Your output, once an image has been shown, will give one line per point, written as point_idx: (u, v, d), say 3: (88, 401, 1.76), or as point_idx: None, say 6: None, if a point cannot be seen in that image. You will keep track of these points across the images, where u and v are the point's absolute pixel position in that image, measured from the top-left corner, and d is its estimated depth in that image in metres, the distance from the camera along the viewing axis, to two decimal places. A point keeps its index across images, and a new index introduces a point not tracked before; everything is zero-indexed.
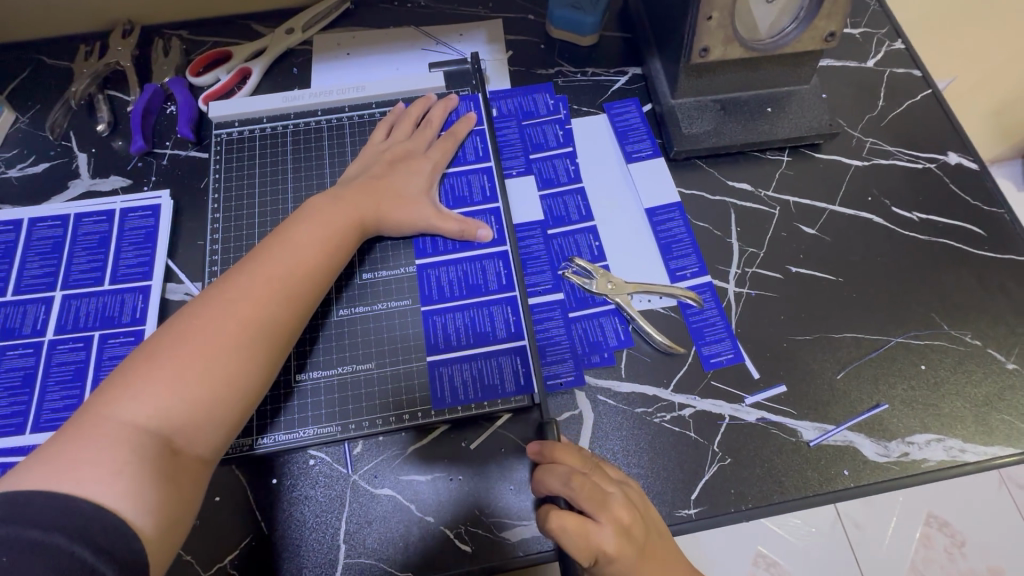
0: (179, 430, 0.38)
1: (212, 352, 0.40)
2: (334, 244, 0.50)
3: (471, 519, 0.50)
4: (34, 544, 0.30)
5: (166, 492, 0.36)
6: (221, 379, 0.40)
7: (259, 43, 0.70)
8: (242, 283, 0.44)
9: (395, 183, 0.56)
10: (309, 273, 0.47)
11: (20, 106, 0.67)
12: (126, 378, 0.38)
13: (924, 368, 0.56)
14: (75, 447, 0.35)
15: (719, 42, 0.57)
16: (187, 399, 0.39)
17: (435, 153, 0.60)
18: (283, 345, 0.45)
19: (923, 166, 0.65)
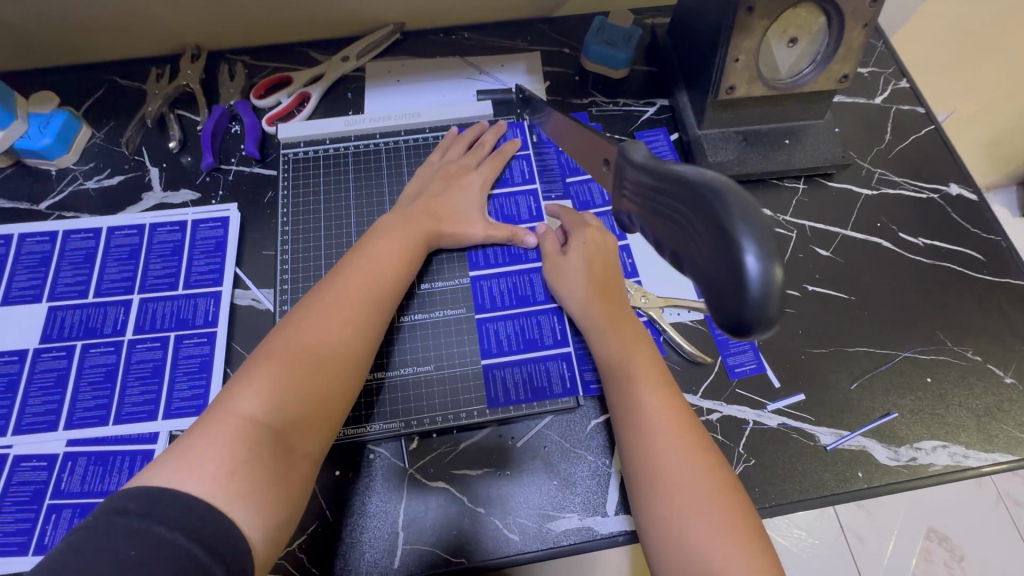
0: (290, 429, 0.43)
1: (318, 359, 0.46)
2: (405, 262, 0.56)
3: (518, 510, 0.54)
4: (162, 538, 0.34)
5: (273, 492, 0.40)
6: (323, 380, 0.46)
7: (317, 69, 0.75)
8: (333, 297, 0.50)
9: (452, 202, 0.63)
10: (387, 288, 0.54)
11: (96, 123, 0.72)
12: (242, 384, 0.44)
13: (930, 381, 0.61)
14: (202, 444, 0.40)
15: (743, 81, 0.63)
16: (297, 398, 0.44)
17: (486, 169, 0.66)
18: (370, 350, 0.51)
19: (927, 196, 0.71)
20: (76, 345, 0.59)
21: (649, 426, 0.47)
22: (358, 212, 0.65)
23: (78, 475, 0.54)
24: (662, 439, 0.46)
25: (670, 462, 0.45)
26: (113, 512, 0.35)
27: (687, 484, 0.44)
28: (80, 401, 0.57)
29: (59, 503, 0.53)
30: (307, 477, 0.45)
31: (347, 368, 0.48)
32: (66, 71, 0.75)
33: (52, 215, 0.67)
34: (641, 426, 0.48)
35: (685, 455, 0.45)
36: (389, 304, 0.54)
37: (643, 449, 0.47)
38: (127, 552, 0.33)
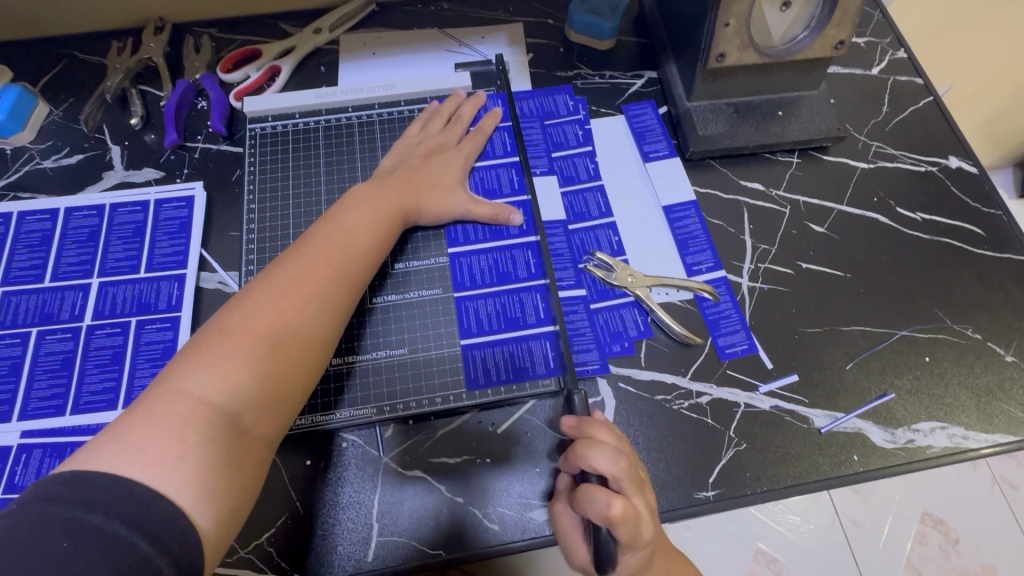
0: (245, 407, 0.41)
1: (280, 330, 0.44)
2: (376, 235, 0.53)
3: (498, 500, 0.52)
4: (99, 530, 0.31)
5: (227, 478, 0.38)
6: (284, 355, 0.43)
7: (288, 42, 0.72)
8: (297, 269, 0.47)
9: (429, 175, 0.59)
10: (354, 258, 0.51)
11: (54, 100, 0.68)
12: (196, 356, 0.41)
13: (928, 360, 0.58)
14: (146, 426, 0.37)
15: (734, 48, 0.60)
16: (256, 376, 0.41)
17: (466, 146, 0.63)
18: (336, 323, 0.48)
19: (925, 169, 0.68)
20: (31, 332, 0.56)
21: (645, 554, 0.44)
22: (329, 189, 0.62)
23: (32, 468, 0.51)
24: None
25: None
26: (42, 498, 0.32)
27: None
28: (36, 390, 0.54)
29: (12, 497, 0.50)
30: (263, 460, 0.42)
31: (314, 341, 0.46)
32: (22, 46, 0.71)
33: (6, 196, 0.63)
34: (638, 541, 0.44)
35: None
36: (359, 274, 0.51)
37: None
38: (58, 544, 0.30)
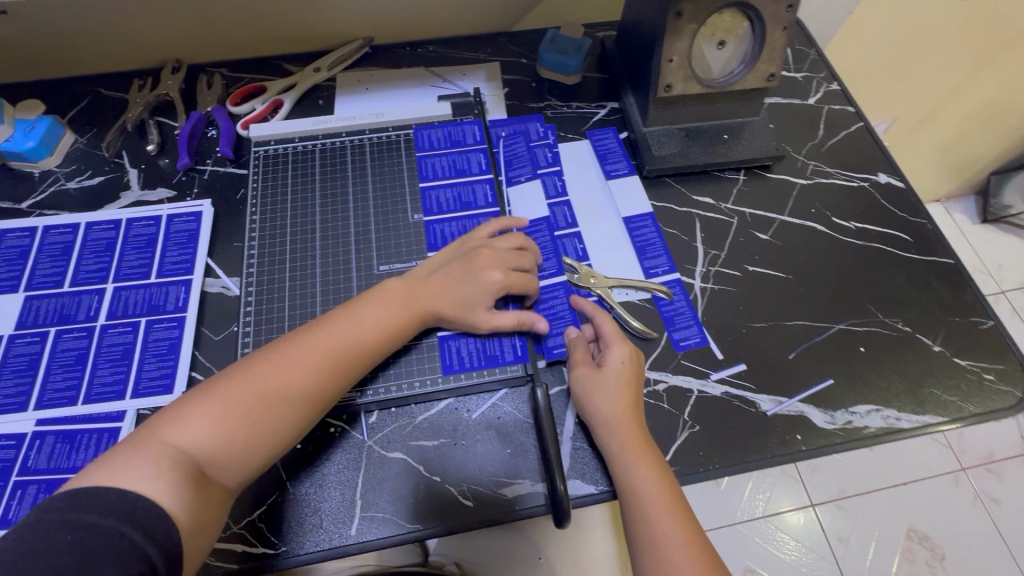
0: (210, 459, 0.46)
1: (261, 403, 0.49)
2: (382, 334, 0.56)
3: (472, 478, 0.56)
4: (94, 525, 0.39)
5: (187, 507, 0.44)
6: (252, 429, 0.48)
7: (291, 79, 0.81)
8: (297, 352, 0.52)
9: (458, 289, 0.60)
10: (350, 353, 0.53)
11: (79, 129, 0.77)
12: (196, 405, 0.48)
13: (863, 350, 0.65)
14: (139, 449, 0.45)
15: (679, 80, 0.70)
16: (228, 434, 0.47)
17: (514, 272, 0.61)
18: (315, 411, 0.51)
19: (857, 184, 0.76)
20: (50, 331, 0.62)
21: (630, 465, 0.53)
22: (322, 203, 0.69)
23: (45, 452, 0.56)
24: (622, 436, 0.54)
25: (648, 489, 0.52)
26: (48, 508, 0.40)
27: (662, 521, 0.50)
28: (51, 382, 0.59)
29: (25, 478, 0.54)
30: (221, 505, 0.47)
31: (288, 420, 0.50)
32: (53, 83, 0.80)
33: (32, 213, 0.70)
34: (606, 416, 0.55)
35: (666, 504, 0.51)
36: (352, 369, 0.54)
37: (640, 487, 0.52)
38: (63, 536, 0.38)
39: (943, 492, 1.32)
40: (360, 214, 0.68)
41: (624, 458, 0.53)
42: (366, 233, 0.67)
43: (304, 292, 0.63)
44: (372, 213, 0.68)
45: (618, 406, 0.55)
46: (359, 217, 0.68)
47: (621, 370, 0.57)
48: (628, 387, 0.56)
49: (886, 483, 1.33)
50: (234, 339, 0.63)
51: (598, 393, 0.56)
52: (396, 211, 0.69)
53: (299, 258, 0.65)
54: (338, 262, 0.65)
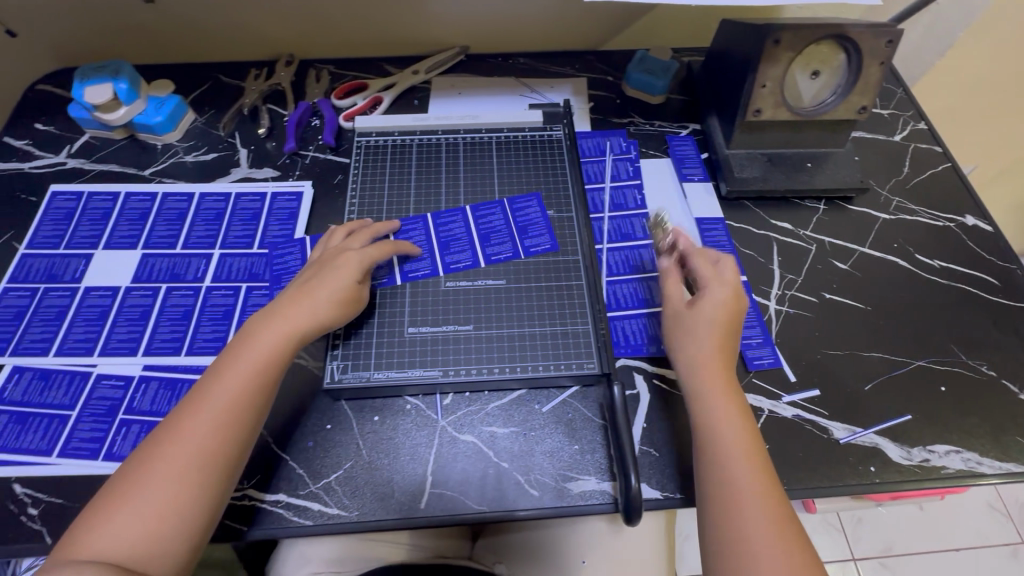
0: (131, 554, 0.44)
1: (169, 477, 0.46)
2: (257, 377, 0.52)
3: (540, 469, 0.58)
4: None
5: None
6: (168, 504, 0.46)
7: (390, 79, 0.87)
8: (188, 418, 0.49)
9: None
10: (212, 403, 0.50)
11: (200, 110, 0.84)
12: (107, 504, 0.45)
13: (944, 389, 0.63)
14: (56, 562, 0.42)
15: (770, 105, 0.71)
16: (150, 514, 0.45)
17: (370, 248, 0.62)
18: (223, 466, 0.48)
19: (943, 224, 0.75)
20: (161, 287, 0.67)
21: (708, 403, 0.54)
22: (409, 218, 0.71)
23: (149, 396, 0.60)
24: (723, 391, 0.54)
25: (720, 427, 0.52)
26: None
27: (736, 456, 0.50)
28: (159, 333, 0.64)
29: (130, 417, 0.59)
30: None
31: (202, 485, 0.47)
32: (181, 67, 0.88)
33: (153, 179, 0.77)
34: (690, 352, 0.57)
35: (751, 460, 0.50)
36: (241, 422, 0.50)
37: (713, 424, 0.52)
38: None
39: (1001, 565, 1.24)
40: (451, 207, 0.72)
41: (710, 397, 0.54)
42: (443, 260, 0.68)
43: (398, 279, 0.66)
44: (450, 240, 0.70)
45: (713, 361, 0.56)
46: (439, 242, 0.70)
47: (724, 304, 0.59)
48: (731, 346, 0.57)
49: (936, 547, 1.26)
50: None
51: (686, 333, 0.58)
52: (471, 242, 0.70)
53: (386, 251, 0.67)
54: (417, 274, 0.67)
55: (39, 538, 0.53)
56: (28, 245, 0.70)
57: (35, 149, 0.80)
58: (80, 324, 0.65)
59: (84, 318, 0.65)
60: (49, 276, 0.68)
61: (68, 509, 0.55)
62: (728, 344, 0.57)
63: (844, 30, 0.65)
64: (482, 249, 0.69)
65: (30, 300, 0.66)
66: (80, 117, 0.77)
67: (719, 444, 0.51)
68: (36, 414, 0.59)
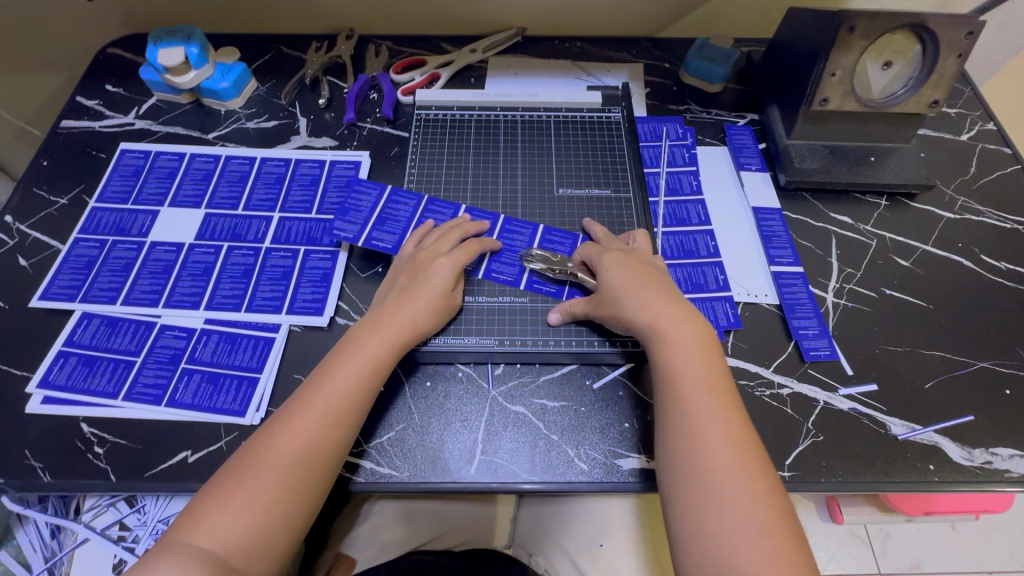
0: (234, 552, 0.45)
1: (276, 480, 0.48)
2: (363, 388, 0.53)
3: (590, 443, 0.58)
4: None
5: None
6: (271, 506, 0.47)
7: (448, 57, 0.87)
8: (298, 423, 0.51)
9: (610, 284, 0.58)
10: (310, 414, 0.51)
11: (261, 78, 0.86)
12: (218, 496, 0.47)
13: (1009, 393, 0.61)
14: (167, 552, 0.44)
15: (838, 95, 0.70)
16: (255, 517, 0.47)
17: (458, 254, 0.62)
18: (320, 475, 0.50)
19: (1011, 226, 0.73)
20: (223, 246, 0.69)
21: (691, 396, 0.50)
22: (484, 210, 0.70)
23: (211, 349, 0.62)
24: (702, 395, 0.50)
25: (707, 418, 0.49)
26: None
27: (723, 453, 0.47)
28: (220, 289, 0.66)
29: (192, 368, 0.61)
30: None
31: (303, 490, 0.49)
32: (245, 36, 0.90)
33: (216, 143, 0.79)
34: (669, 332, 0.54)
35: (740, 463, 0.47)
36: (338, 435, 0.51)
37: (697, 415, 0.49)
38: None
39: None
40: (508, 182, 0.73)
41: (697, 390, 0.51)
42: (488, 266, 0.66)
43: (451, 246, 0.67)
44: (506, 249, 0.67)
45: (683, 336, 0.54)
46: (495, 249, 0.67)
47: (633, 269, 0.59)
48: (706, 348, 0.54)
49: (969, 567, 1.22)
50: (378, 279, 0.68)
51: (640, 304, 0.56)
52: (526, 259, 0.67)
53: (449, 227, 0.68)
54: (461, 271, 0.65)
55: (104, 475, 0.55)
56: (98, 199, 0.73)
57: (105, 109, 0.82)
58: (145, 277, 0.67)
59: (149, 271, 0.67)
60: (117, 229, 0.70)
61: (132, 449, 0.57)
62: (687, 325, 0.55)
63: (922, 19, 0.63)
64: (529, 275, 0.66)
65: (98, 251, 0.68)
66: (150, 80, 0.80)
67: (691, 435, 0.48)
68: (103, 358, 0.61)
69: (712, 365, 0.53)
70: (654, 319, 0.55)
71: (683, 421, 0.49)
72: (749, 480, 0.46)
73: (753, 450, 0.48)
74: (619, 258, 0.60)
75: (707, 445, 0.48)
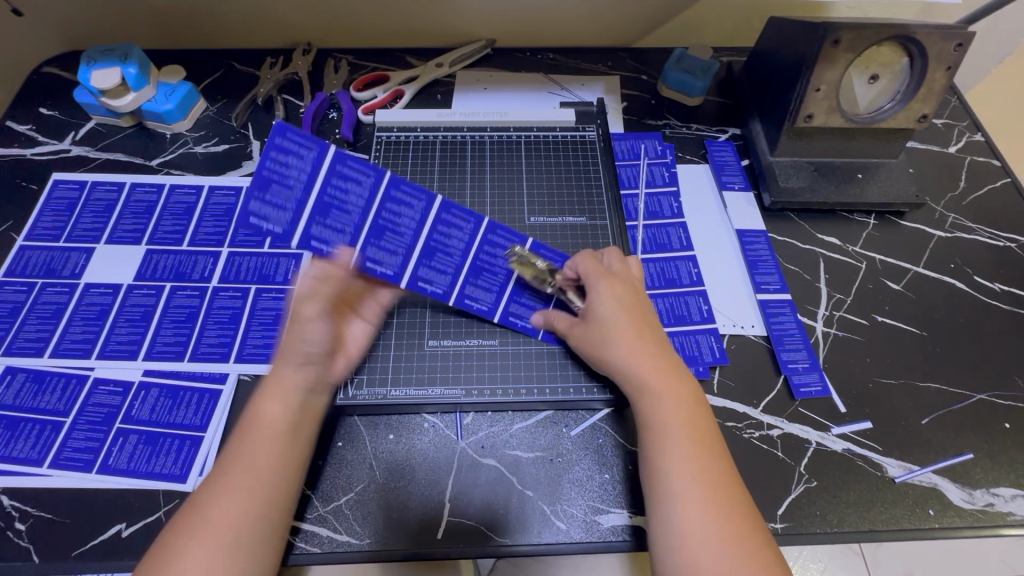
0: None
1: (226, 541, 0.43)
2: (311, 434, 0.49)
3: (567, 499, 0.53)
4: None
5: None
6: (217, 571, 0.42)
7: (413, 71, 0.82)
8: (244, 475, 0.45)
9: (602, 317, 0.54)
10: (264, 476, 0.45)
11: (211, 98, 0.80)
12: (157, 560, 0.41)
13: (1008, 427, 0.58)
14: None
15: (823, 111, 0.66)
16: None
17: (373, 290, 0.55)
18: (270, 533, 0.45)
19: (1003, 244, 0.70)
20: (165, 286, 0.63)
21: (673, 455, 0.46)
22: (463, 212, 0.59)
23: (149, 405, 0.56)
24: (687, 455, 0.46)
25: (688, 480, 0.45)
26: None
27: (708, 517, 0.43)
28: (161, 336, 0.60)
29: (128, 428, 0.55)
30: None
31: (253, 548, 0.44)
32: (194, 53, 0.84)
33: (160, 170, 0.73)
34: (647, 384, 0.50)
35: (734, 533, 0.43)
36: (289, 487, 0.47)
37: (679, 477, 0.45)
38: None
39: None
40: (475, 207, 0.68)
41: (675, 448, 0.47)
42: (461, 289, 0.60)
43: (422, 254, 0.58)
44: (484, 271, 0.60)
45: (666, 383, 0.50)
46: (470, 271, 0.60)
47: (625, 303, 0.54)
48: (690, 400, 0.49)
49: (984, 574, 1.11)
50: None
51: (630, 343, 0.52)
52: (505, 285, 0.61)
53: (422, 244, 0.58)
54: (429, 289, 0.59)
55: (25, 556, 0.49)
56: (27, 237, 0.66)
57: (38, 135, 0.76)
58: (78, 324, 0.61)
59: (82, 317, 0.61)
60: (47, 271, 0.64)
61: (58, 524, 0.51)
62: (672, 373, 0.50)
63: (910, 31, 0.60)
64: (505, 305, 0.61)
65: (25, 296, 0.62)
66: (85, 102, 0.73)
67: (671, 500, 0.45)
68: (28, 420, 0.55)
69: (698, 419, 0.49)
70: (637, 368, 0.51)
71: (667, 488, 0.45)
72: (740, 549, 0.42)
73: (744, 515, 0.44)
74: (608, 287, 0.55)
75: (693, 513, 0.44)
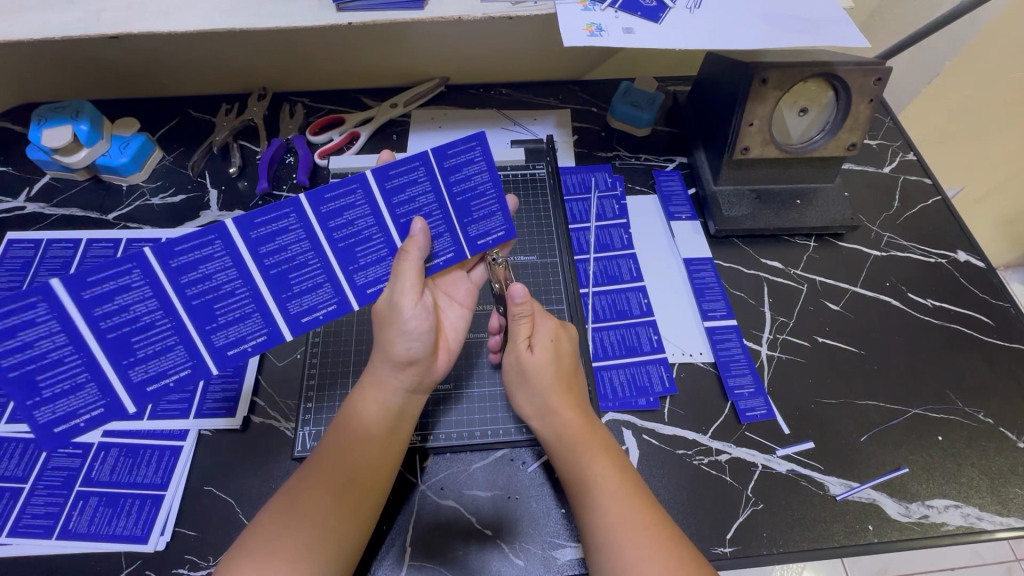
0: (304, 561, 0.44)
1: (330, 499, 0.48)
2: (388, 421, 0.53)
3: (525, 535, 0.55)
4: None
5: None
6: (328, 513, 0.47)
7: (367, 113, 0.84)
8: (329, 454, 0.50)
9: (541, 355, 0.55)
10: (326, 466, 0.49)
11: (167, 148, 0.80)
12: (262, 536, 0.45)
13: (941, 439, 0.61)
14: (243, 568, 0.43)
15: (757, 143, 0.69)
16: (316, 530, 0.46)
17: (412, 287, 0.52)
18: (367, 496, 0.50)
19: (935, 261, 0.74)
20: None
21: (605, 505, 0.48)
22: (402, 163, 0.51)
23: (109, 466, 0.57)
24: (618, 501, 0.48)
25: (624, 524, 0.47)
26: None
27: (650, 555, 0.45)
28: None
29: (87, 490, 0.55)
30: None
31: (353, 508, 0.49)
32: (150, 103, 0.85)
33: (117, 224, 0.73)
34: (570, 445, 0.52)
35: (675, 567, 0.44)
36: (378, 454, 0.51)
37: (614, 523, 0.47)
38: None
39: None
40: None
41: (605, 498, 0.49)
42: (466, 235, 0.57)
43: (402, 235, 0.54)
44: (472, 200, 0.56)
45: (583, 433, 0.53)
46: (458, 210, 0.56)
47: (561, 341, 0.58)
48: (610, 451, 0.52)
49: (955, 566, 1.11)
50: (297, 367, 0.64)
51: (572, 382, 0.57)
52: (448, 217, 0.55)
53: (397, 234, 0.54)
54: (442, 261, 0.57)
55: None
56: None
57: None
58: None
59: None
60: None
61: None
62: (590, 426, 0.54)
63: (833, 68, 0.63)
64: (462, 231, 0.57)
65: None
66: (38, 159, 0.73)
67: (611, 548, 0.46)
68: None
69: (621, 466, 0.51)
70: (557, 429, 0.54)
71: (605, 536, 0.47)
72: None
73: (683, 549, 0.46)
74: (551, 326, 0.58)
75: (635, 555, 0.45)
